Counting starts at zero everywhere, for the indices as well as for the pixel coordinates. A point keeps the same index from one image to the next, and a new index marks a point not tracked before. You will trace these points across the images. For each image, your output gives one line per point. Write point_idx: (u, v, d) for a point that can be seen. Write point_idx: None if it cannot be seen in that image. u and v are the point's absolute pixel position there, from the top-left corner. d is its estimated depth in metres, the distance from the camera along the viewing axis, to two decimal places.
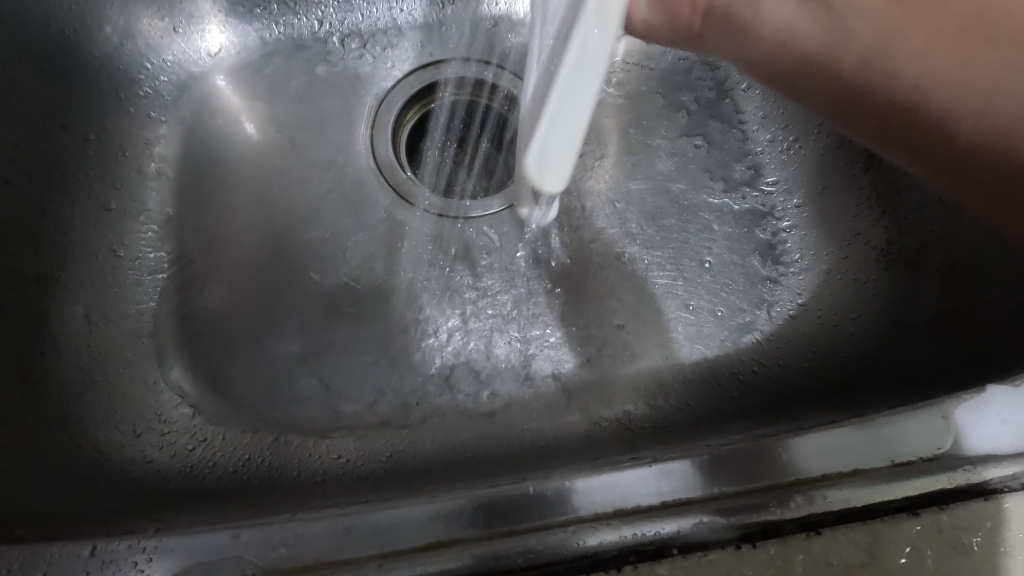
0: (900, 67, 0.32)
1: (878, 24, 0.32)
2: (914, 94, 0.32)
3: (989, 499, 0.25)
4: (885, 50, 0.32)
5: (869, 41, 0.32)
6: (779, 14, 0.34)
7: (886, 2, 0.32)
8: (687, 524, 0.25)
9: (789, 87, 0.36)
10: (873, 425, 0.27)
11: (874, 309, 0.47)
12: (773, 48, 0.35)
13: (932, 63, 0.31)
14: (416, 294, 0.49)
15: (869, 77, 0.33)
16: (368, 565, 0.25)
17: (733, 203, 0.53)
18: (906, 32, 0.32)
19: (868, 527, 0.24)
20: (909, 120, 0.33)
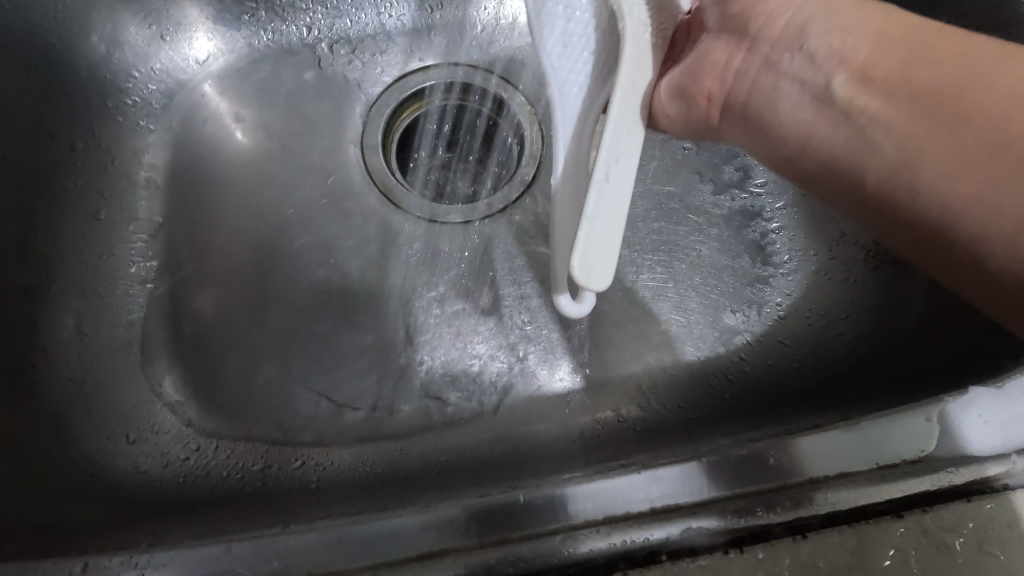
0: (921, 188, 0.30)
1: (902, 138, 0.30)
2: (943, 213, 0.29)
3: (972, 500, 0.25)
4: (906, 164, 0.30)
5: (891, 155, 0.31)
6: (797, 114, 0.34)
7: (911, 114, 0.30)
8: (677, 530, 0.25)
9: (812, 183, 0.35)
10: (858, 428, 0.27)
11: (862, 309, 0.47)
12: (793, 151, 0.35)
13: (957, 185, 0.28)
14: (408, 300, 0.49)
15: (889, 188, 0.31)
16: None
17: (722, 205, 0.53)
18: (929, 151, 0.29)
19: (853, 529, 0.24)
20: (940, 239, 0.29)
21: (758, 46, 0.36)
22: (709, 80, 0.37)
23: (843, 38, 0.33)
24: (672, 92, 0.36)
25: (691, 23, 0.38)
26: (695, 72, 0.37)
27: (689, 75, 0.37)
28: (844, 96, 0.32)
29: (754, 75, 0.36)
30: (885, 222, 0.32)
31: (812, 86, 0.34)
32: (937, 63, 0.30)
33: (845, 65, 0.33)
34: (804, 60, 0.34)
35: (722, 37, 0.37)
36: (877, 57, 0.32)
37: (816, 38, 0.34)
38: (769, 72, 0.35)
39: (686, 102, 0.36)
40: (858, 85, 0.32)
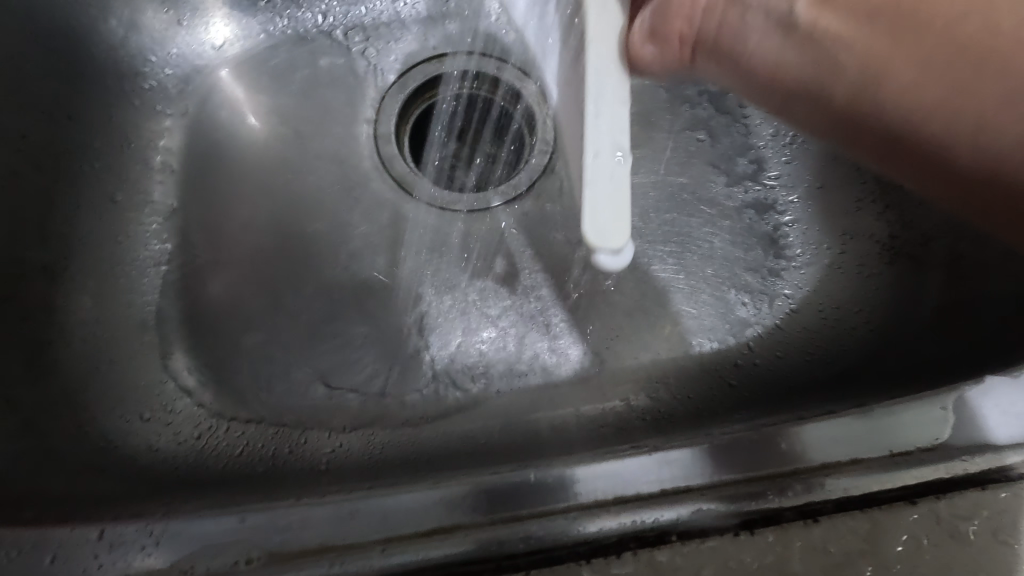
0: (888, 95, 0.30)
1: (865, 50, 0.30)
2: (910, 118, 0.30)
3: (986, 488, 0.25)
4: (873, 84, 0.30)
5: (856, 71, 0.30)
6: (765, 46, 0.32)
7: (874, 30, 0.30)
8: (687, 512, 0.25)
9: (783, 110, 0.34)
10: (874, 415, 0.27)
11: (875, 303, 0.47)
12: (767, 74, 0.33)
13: (927, 92, 0.29)
14: (419, 287, 0.49)
15: (860, 107, 0.31)
16: (373, 549, 0.26)
17: (735, 197, 0.53)
18: (895, 66, 0.30)
19: (866, 515, 0.24)
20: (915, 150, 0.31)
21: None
22: (677, 20, 0.33)
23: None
24: (647, 38, 0.32)
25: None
26: (666, 10, 0.33)
27: (657, 15, 0.33)
28: (803, 20, 0.31)
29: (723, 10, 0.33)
30: (852, 129, 0.32)
31: (777, 14, 0.32)
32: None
33: None
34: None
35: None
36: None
37: None
38: (736, 6, 0.32)
39: (660, 44, 0.33)
40: (819, 8, 0.31)
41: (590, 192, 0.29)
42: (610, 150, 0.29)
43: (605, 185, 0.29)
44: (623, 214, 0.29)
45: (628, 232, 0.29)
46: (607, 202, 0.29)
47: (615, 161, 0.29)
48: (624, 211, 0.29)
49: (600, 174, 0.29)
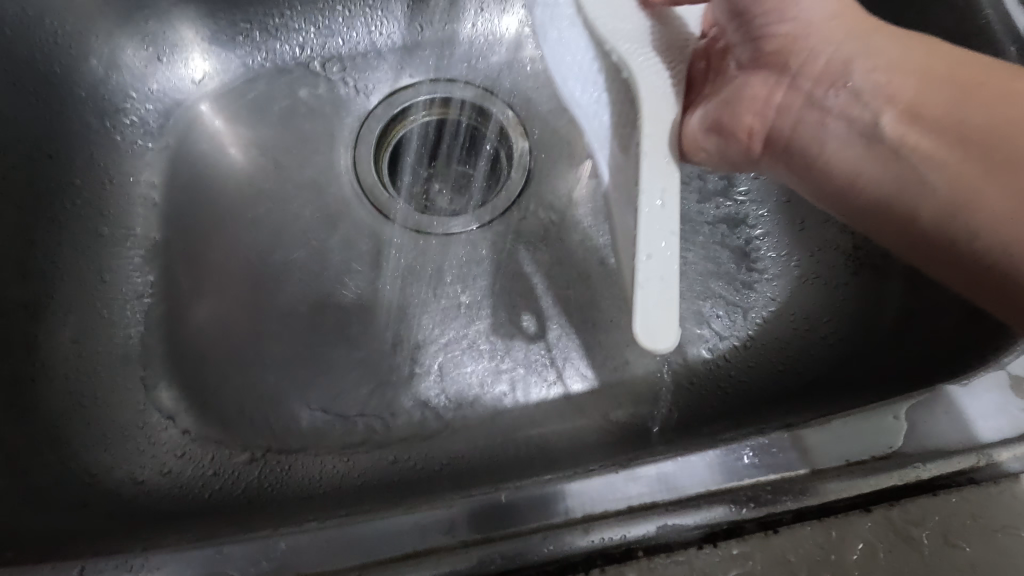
0: (977, 222, 0.29)
1: (957, 176, 0.30)
2: (1001, 251, 0.29)
3: (937, 493, 0.26)
4: (961, 208, 0.30)
5: (946, 193, 0.31)
6: (842, 152, 0.35)
7: (965, 156, 0.30)
8: (654, 527, 0.26)
9: (860, 218, 0.35)
10: (830, 427, 0.28)
11: (844, 313, 0.48)
12: (845, 182, 0.35)
13: (1015, 225, 0.28)
14: (400, 312, 0.50)
15: (943, 229, 0.31)
16: (349, 575, 0.26)
17: (707, 213, 0.55)
18: (986, 194, 0.29)
19: (823, 524, 0.25)
20: (1000, 284, 0.29)
21: (799, 82, 0.36)
22: (748, 114, 0.39)
23: (888, 76, 0.33)
24: (705, 127, 0.39)
25: (710, 65, 0.40)
26: (733, 108, 0.39)
27: (729, 110, 0.39)
28: (891, 135, 0.33)
29: (798, 113, 0.37)
30: (936, 250, 0.31)
31: (859, 124, 0.34)
32: (988, 110, 0.30)
33: (892, 102, 0.33)
34: (850, 99, 0.34)
35: (762, 72, 0.38)
36: (924, 97, 0.32)
37: (860, 75, 0.34)
38: (812, 109, 0.36)
39: (724, 136, 0.39)
40: (906, 125, 0.32)
41: (642, 295, 0.31)
42: (659, 246, 0.32)
43: (658, 285, 0.31)
44: (672, 317, 0.31)
45: (676, 332, 0.31)
46: (656, 302, 0.31)
47: (664, 260, 0.32)
48: (673, 316, 0.31)
49: (652, 275, 0.31)
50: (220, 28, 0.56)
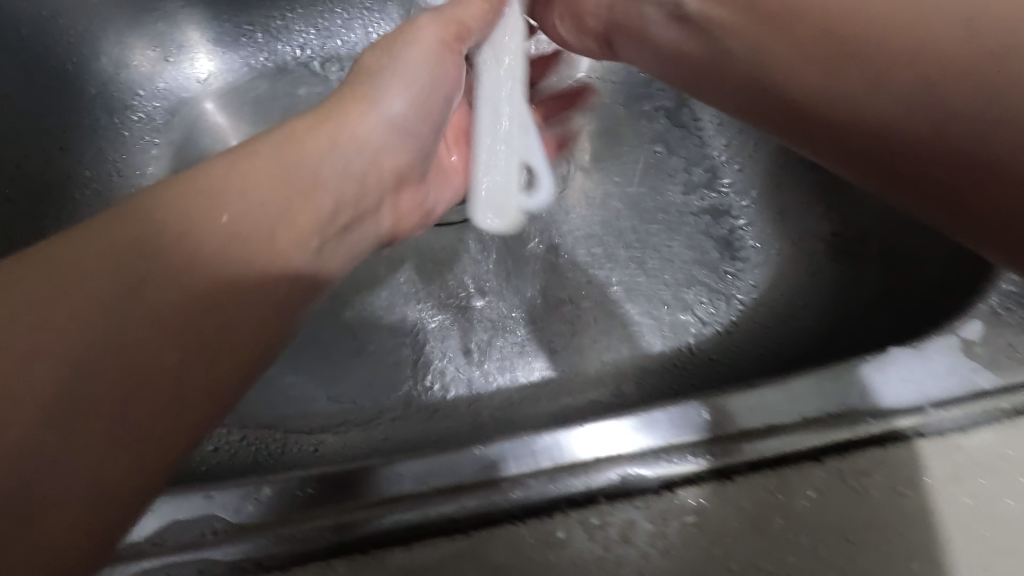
0: (797, 80, 0.31)
1: (755, 43, 0.33)
2: (839, 100, 0.30)
3: (886, 447, 0.28)
4: (776, 70, 0.32)
5: (756, 58, 0.33)
6: (669, 37, 0.39)
7: (753, 21, 0.33)
8: (616, 477, 0.28)
9: (704, 92, 0.39)
10: (788, 386, 0.29)
11: (822, 299, 0.50)
12: (674, 55, 0.39)
13: (829, 74, 0.30)
14: (396, 298, 0.53)
15: (786, 100, 0.32)
16: (327, 522, 0.28)
17: (692, 204, 0.57)
18: (788, 54, 0.32)
19: (776, 473, 0.28)
20: (854, 143, 0.30)
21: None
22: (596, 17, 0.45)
23: None
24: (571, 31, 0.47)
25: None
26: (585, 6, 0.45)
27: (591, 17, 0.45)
28: (694, 11, 0.37)
29: (624, 2, 0.42)
30: (837, 147, 0.31)
31: (669, 8, 0.39)
32: None
33: None
34: None
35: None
36: None
37: None
38: (634, 4, 0.41)
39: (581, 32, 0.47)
40: (708, 0, 0.36)
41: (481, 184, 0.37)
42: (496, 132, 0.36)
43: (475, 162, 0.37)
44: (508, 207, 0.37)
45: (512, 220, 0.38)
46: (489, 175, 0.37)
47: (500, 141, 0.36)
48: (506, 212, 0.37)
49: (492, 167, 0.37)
50: (224, 30, 0.58)
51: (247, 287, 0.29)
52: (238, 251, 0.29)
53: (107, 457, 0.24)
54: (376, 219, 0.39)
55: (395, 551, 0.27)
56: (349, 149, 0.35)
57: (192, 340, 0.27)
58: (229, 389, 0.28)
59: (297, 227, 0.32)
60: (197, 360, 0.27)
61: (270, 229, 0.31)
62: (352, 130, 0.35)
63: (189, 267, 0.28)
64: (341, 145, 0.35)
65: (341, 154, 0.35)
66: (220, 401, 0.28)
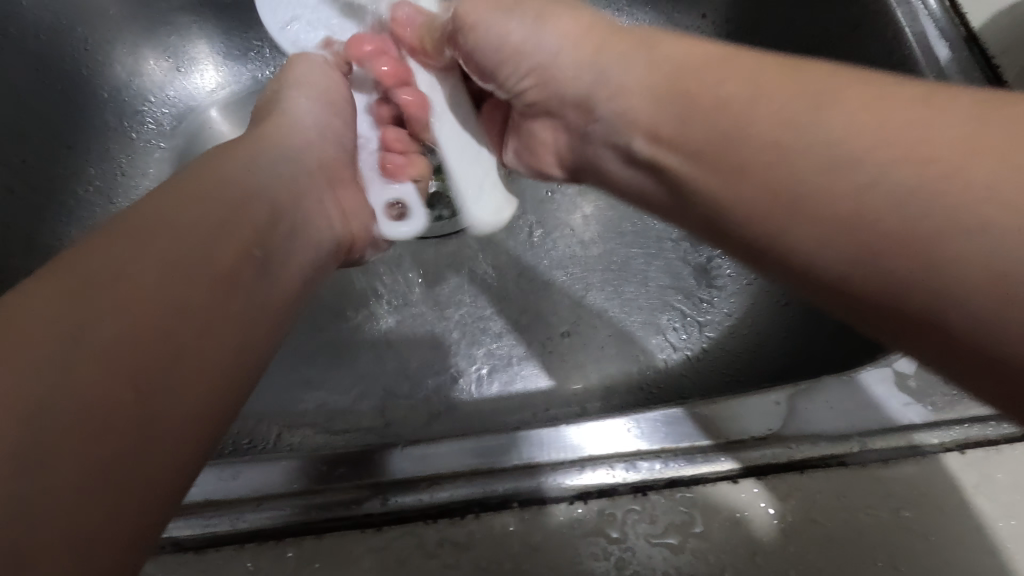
0: (797, 249, 0.25)
1: (716, 182, 0.27)
2: (847, 270, 0.23)
3: (805, 473, 0.28)
4: (747, 212, 0.26)
5: (719, 196, 0.27)
6: (622, 173, 0.34)
7: (704, 164, 0.28)
8: (534, 483, 0.29)
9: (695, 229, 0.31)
10: (715, 406, 0.30)
11: (791, 329, 0.49)
12: (636, 196, 0.34)
13: (813, 227, 0.24)
14: (375, 305, 0.55)
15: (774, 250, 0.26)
16: (248, 506, 0.29)
17: (672, 230, 0.57)
18: (754, 205, 0.26)
19: (693, 491, 0.28)
20: (866, 298, 0.23)
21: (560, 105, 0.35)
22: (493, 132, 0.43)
23: (626, 92, 0.31)
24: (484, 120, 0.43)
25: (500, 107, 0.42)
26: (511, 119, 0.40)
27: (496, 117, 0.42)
28: (647, 154, 0.31)
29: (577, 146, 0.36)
30: (857, 311, 0.24)
31: (619, 143, 0.33)
32: (713, 95, 0.27)
33: (638, 126, 0.31)
34: (609, 121, 0.33)
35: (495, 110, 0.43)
36: (658, 117, 0.30)
37: (598, 87, 0.33)
38: (580, 137, 0.36)
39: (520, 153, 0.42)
40: (655, 144, 0.30)
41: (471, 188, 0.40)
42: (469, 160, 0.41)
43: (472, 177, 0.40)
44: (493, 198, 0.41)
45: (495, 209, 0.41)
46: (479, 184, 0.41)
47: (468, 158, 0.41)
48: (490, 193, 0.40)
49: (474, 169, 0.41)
50: (234, 44, 0.61)
51: (241, 252, 0.27)
52: (212, 229, 0.26)
53: (189, 424, 0.23)
54: (326, 216, 0.35)
55: (307, 540, 0.28)
56: (272, 155, 0.33)
57: (211, 302, 0.25)
58: (270, 309, 0.28)
59: (255, 210, 0.29)
60: (217, 322, 0.25)
61: (176, 231, 0.25)
62: (272, 137, 0.35)
63: (179, 237, 0.25)
64: (263, 154, 0.33)
65: (266, 162, 0.32)
66: (255, 335, 0.26)
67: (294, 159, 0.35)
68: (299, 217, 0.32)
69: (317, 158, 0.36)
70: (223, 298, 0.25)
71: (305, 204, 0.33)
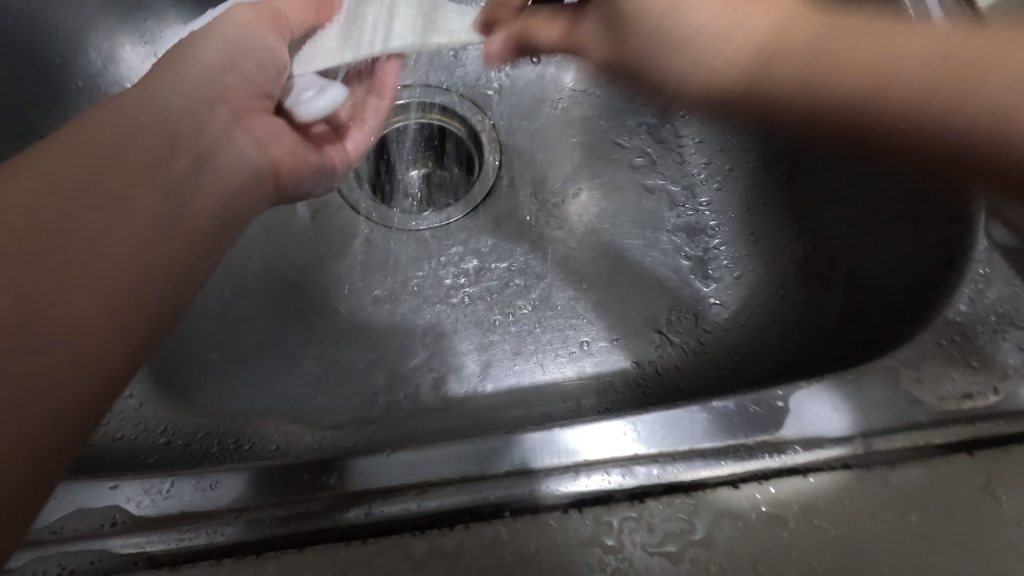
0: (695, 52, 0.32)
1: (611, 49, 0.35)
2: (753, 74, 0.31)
3: (807, 476, 0.27)
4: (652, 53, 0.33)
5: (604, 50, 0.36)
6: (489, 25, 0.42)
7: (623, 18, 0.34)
8: (526, 488, 0.28)
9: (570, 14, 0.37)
10: (715, 409, 0.29)
11: (790, 323, 0.48)
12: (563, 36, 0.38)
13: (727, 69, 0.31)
14: (363, 301, 0.54)
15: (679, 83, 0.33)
16: (227, 519, 0.27)
17: (667, 221, 0.56)
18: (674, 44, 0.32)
19: (692, 497, 0.27)
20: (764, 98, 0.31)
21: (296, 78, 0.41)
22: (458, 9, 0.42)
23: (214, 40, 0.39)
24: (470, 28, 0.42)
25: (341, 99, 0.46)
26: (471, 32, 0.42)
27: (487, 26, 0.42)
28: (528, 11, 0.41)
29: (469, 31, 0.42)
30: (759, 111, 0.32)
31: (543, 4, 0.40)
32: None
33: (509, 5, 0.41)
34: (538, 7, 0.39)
35: None
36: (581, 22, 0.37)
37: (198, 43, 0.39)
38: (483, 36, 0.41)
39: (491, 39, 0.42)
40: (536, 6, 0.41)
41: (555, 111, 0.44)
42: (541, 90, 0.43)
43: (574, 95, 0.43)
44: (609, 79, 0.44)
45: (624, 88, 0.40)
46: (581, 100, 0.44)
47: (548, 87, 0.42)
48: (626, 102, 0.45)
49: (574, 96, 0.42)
50: None
51: (131, 181, 0.31)
52: (97, 169, 0.31)
53: (94, 320, 0.27)
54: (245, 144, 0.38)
55: (288, 554, 0.26)
56: (168, 87, 0.36)
57: (111, 221, 0.30)
58: (175, 225, 0.32)
59: (148, 145, 0.33)
60: (116, 236, 0.30)
61: (59, 175, 0.30)
62: (177, 67, 0.37)
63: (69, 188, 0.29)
64: (159, 87, 0.35)
65: (163, 98, 0.35)
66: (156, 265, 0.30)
67: (197, 88, 0.37)
68: (202, 147, 0.36)
69: (219, 83, 0.38)
70: (118, 222, 0.30)
71: (205, 130, 0.36)
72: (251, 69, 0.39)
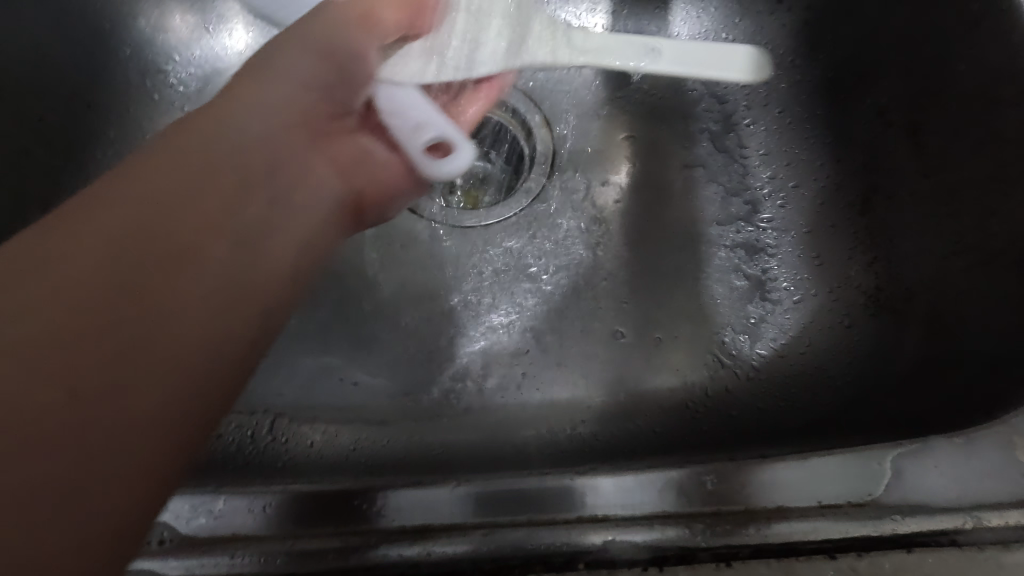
0: None
1: None
2: None
3: (912, 551, 0.25)
4: None
5: None
6: None
7: None
8: (599, 540, 0.27)
9: None
10: (810, 463, 0.28)
11: (853, 359, 0.45)
12: None
13: None
14: (403, 299, 0.52)
15: None
16: (283, 546, 0.27)
17: (726, 237, 0.53)
18: None
19: (781, 563, 0.25)
20: None
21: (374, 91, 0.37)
22: None
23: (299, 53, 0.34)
24: None
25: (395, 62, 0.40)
26: None
27: None
28: None
29: None
30: None
31: None
32: None
33: None
34: None
35: None
36: None
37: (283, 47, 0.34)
38: None
39: None
40: None
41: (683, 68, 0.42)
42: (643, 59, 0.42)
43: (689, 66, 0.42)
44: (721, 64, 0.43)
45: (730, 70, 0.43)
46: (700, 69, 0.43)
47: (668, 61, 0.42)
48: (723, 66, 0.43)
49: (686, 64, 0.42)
50: None
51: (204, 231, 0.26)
52: (152, 216, 0.25)
53: (163, 424, 0.23)
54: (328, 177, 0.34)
55: None
56: (246, 108, 0.31)
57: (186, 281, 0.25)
58: (265, 295, 0.27)
59: (217, 184, 0.28)
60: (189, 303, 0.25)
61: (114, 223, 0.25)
62: (252, 84, 0.32)
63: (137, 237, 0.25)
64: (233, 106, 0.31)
65: (239, 122, 0.31)
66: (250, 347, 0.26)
67: (274, 109, 0.32)
68: (281, 189, 0.31)
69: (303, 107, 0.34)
70: (197, 278, 0.25)
71: (280, 166, 0.31)
72: (335, 88, 0.35)
